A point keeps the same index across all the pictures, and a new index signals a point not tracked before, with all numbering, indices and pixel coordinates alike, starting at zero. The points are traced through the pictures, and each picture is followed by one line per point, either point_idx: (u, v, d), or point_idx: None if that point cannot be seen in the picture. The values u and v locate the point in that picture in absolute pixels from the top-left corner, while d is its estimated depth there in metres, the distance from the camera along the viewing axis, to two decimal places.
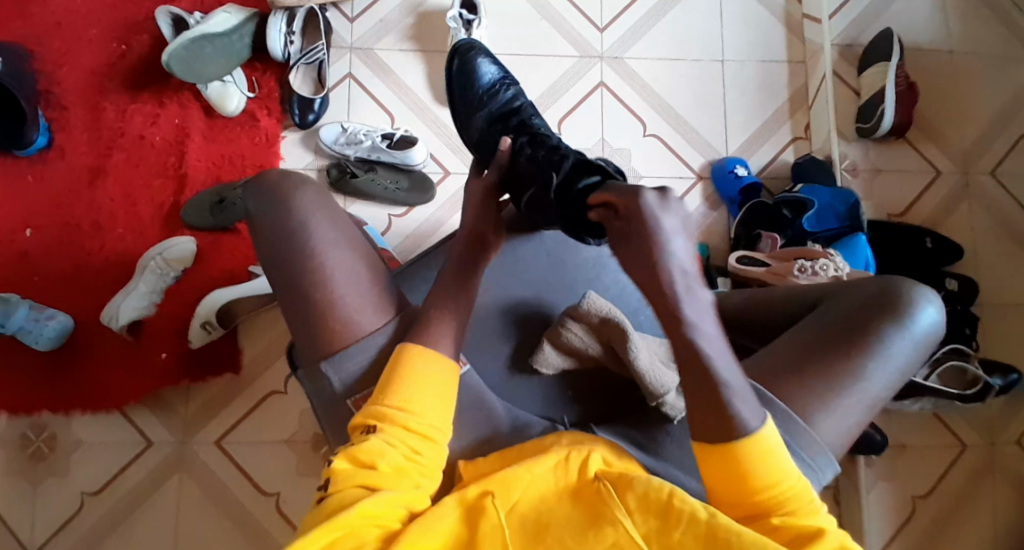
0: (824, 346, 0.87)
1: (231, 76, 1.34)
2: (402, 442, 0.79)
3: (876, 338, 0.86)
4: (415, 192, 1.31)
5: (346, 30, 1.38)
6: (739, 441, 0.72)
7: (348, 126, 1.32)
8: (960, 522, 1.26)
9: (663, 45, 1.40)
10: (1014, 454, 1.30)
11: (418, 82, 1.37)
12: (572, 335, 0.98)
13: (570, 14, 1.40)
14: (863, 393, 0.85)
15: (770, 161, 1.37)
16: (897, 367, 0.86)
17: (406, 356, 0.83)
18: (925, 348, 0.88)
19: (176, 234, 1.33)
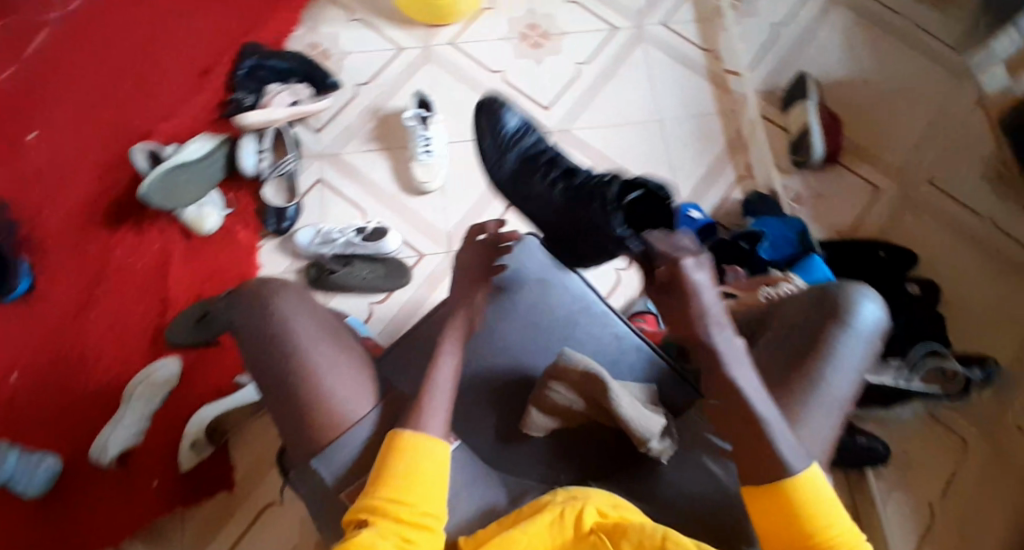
0: (784, 361, 0.92)
1: (207, 199, 1.39)
2: (395, 532, 0.82)
3: (830, 345, 0.90)
4: (392, 278, 1.35)
5: (312, 140, 1.45)
6: (788, 479, 0.80)
7: (322, 228, 1.36)
8: (981, 517, 1.28)
9: (605, 112, 1.51)
10: (1016, 438, 1.32)
11: (386, 177, 1.43)
12: (556, 393, 0.98)
13: (517, 98, 1.50)
14: (828, 403, 0.89)
15: (721, 201, 1.46)
16: (852, 369, 0.90)
17: (395, 440, 0.87)
18: (876, 345, 0.92)
19: (162, 356, 1.33)
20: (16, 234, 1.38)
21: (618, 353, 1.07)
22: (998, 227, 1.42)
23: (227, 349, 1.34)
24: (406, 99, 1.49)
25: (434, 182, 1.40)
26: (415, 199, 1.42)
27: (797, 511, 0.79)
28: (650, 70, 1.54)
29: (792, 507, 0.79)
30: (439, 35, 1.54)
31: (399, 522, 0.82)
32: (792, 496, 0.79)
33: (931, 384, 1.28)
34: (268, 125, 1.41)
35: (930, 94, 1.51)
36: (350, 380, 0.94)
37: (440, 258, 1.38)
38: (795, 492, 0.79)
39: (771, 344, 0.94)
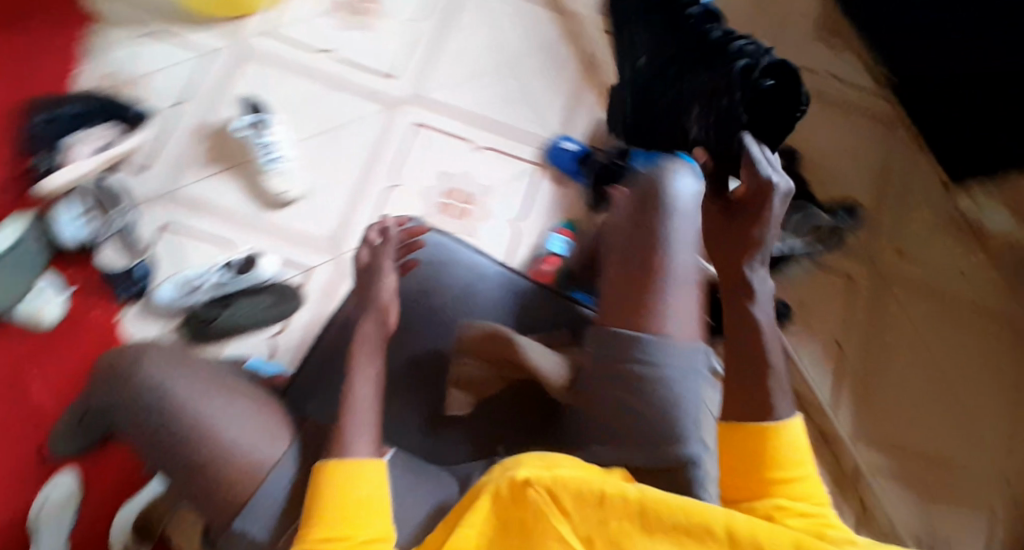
0: (639, 258, 0.89)
1: (40, 285, 1.23)
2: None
3: (661, 231, 0.89)
4: (284, 304, 1.29)
5: (137, 185, 1.32)
6: (772, 424, 0.77)
7: (185, 275, 1.28)
8: (889, 349, 1.31)
9: (450, 67, 1.44)
10: (897, 260, 1.35)
11: (241, 199, 1.34)
12: (463, 364, 0.96)
13: (358, 75, 1.42)
14: (687, 283, 0.87)
15: (590, 128, 1.43)
16: (689, 242, 0.89)
17: (326, 471, 0.81)
18: (696, 207, 0.92)
19: (53, 475, 1.18)
20: None
21: (488, 297, 1.04)
22: (856, 66, 1.43)
23: (114, 451, 1.20)
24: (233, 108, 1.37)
25: (294, 189, 1.33)
26: (283, 211, 1.34)
27: (770, 453, 0.76)
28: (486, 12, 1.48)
29: (764, 451, 0.76)
30: (245, 27, 1.41)
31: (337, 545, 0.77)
32: (772, 447, 0.76)
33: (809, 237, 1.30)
34: (78, 184, 1.27)
35: None
36: (258, 425, 0.88)
37: (327, 265, 1.33)
38: (776, 440, 0.76)
39: (614, 247, 0.92)
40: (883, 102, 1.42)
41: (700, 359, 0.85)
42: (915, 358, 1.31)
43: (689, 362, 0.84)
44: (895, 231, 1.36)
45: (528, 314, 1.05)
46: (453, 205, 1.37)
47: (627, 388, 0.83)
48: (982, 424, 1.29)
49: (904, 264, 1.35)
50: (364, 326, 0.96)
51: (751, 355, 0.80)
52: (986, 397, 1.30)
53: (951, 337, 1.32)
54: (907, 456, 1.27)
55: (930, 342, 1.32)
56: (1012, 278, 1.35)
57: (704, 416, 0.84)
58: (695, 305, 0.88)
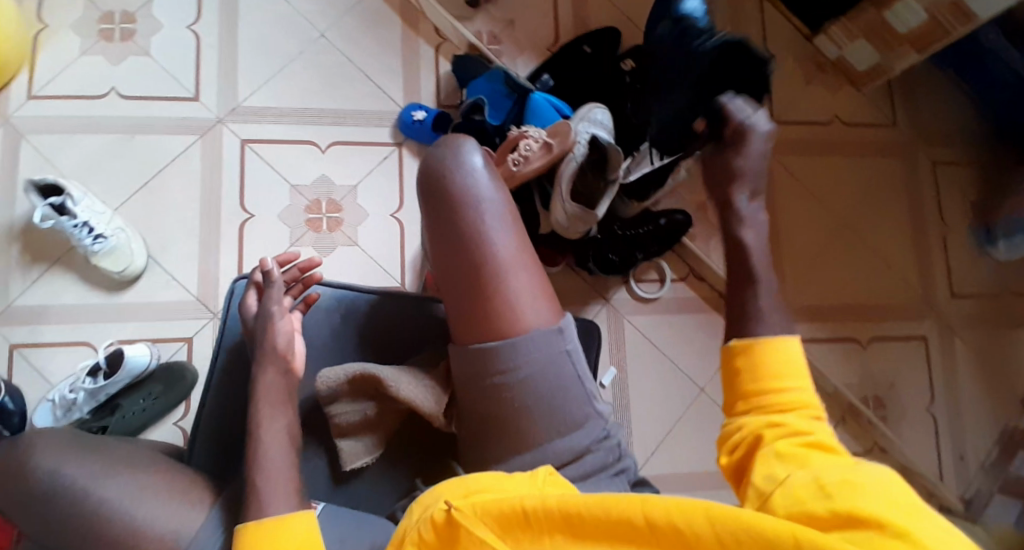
0: (457, 260, 0.83)
1: None
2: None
3: (466, 222, 0.83)
4: (175, 385, 1.16)
5: None
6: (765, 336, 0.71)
7: (54, 396, 1.12)
8: (782, 216, 1.32)
9: (261, 64, 1.28)
10: (774, 131, 1.34)
11: (83, 291, 1.19)
12: (339, 413, 0.89)
13: (162, 108, 1.25)
14: (515, 268, 0.83)
15: (437, 84, 1.30)
16: (502, 222, 0.84)
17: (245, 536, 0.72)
18: (488, 183, 0.85)
19: None
20: None
21: (370, 325, 0.97)
22: None
23: None
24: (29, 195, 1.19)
25: (131, 265, 1.17)
26: (131, 290, 1.20)
27: (762, 371, 0.70)
28: None
29: (753, 366, 0.71)
30: (11, 99, 1.22)
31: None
32: (764, 355, 0.71)
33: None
34: None
35: None
36: (170, 501, 0.76)
37: (206, 325, 1.20)
38: (769, 352, 0.71)
39: (432, 258, 0.86)
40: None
41: (558, 338, 0.83)
42: (811, 214, 1.33)
43: (549, 347, 0.82)
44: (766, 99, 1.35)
45: (413, 336, 0.97)
46: (319, 219, 1.25)
47: (497, 397, 0.82)
48: (886, 256, 1.32)
49: (779, 132, 1.34)
50: (264, 377, 0.85)
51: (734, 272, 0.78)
52: (883, 227, 1.33)
53: (840, 181, 1.34)
54: (830, 314, 1.30)
55: (817, 198, 1.33)
56: (879, 105, 1.37)
57: (577, 388, 0.84)
58: (533, 283, 0.84)
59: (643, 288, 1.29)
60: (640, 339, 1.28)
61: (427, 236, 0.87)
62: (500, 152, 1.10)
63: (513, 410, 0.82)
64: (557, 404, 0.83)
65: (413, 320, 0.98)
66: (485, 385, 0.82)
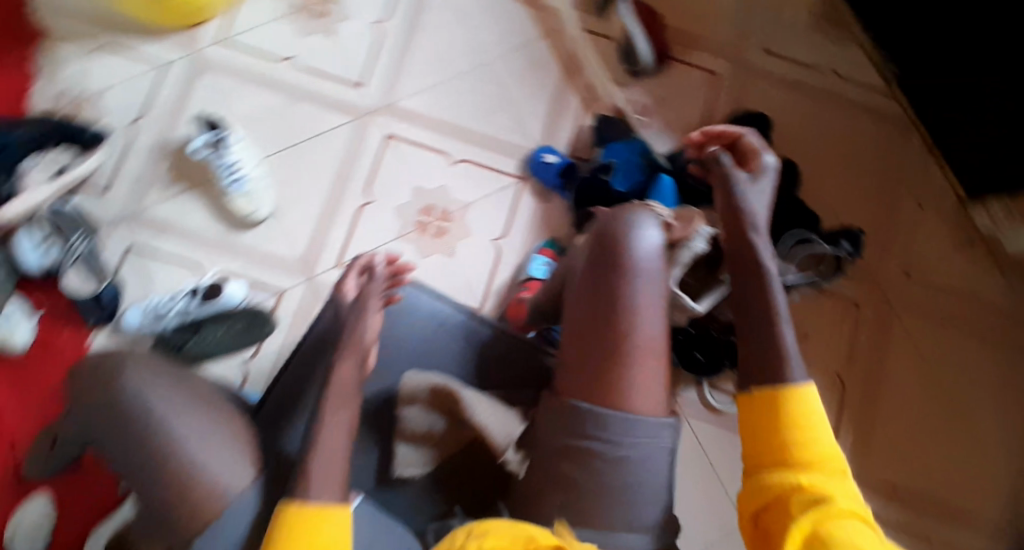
0: (597, 322, 0.83)
1: (5, 311, 1.17)
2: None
3: (624, 291, 0.83)
4: (255, 329, 1.22)
5: (100, 206, 1.27)
6: (786, 390, 0.78)
7: (150, 303, 1.21)
8: (893, 369, 1.26)
9: (424, 70, 1.36)
10: (908, 286, 1.29)
11: (206, 220, 1.28)
12: (411, 418, 1.03)
13: (324, 84, 1.35)
14: (652, 352, 0.82)
15: (574, 135, 1.35)
16: (656, 304, 0.84)
17: (283, 512, 0.73)
18: (658, 266, 0.85)
19: (23, 499, 1.13)
20: None
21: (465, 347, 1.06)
22: (840, 74, 1.38)
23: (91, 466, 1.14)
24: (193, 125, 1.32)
25: (261, 209, 1.27)
26: (248, 233, 1.28)
27: (785, 418, 0.76)
28: (458, 10, 1.39)
29: (782, 414, 0.77)
30: (201, 36, 1.35)
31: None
32: (786, 406, 0.77)
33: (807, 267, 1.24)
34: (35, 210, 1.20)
35: None
36: (218, 428, 0.81)
37: (299, 286, 1.26)
38: (794, 403, 0.77)
39: (572, 310, 0.87)
40: (892, 99, 1.38)
41: (664, 432, 0.83)
42: (926, 389, 1.26)
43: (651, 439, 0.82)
44: (906, 251, 1.31)
45: (504, 365, 1.04)
46: (428, 223, 1.30)
47: (580, 464, 0.81)
48: (993, 454, 1.24)
49: (914, 290, 1.29)
50: (343, 360, 0.87)
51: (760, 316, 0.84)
52: (1001, 428, 1.25)
53: (967, 364, 1.27)
54: (910, 498, 1.21)
55: (936, 372, 1.26)
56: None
57: (660, 486, 0.83)
58: (659, 373, 0.83)
59: (717, 396, 1.26)
60: (698, 449, 1.24)
61: (576, 287, 0.88)
62: None
63: (591, 488, 0.81)
64: (630, 495, 0.81)
65: (503, 356, 1.05)
66: (573, 449, 0.82)
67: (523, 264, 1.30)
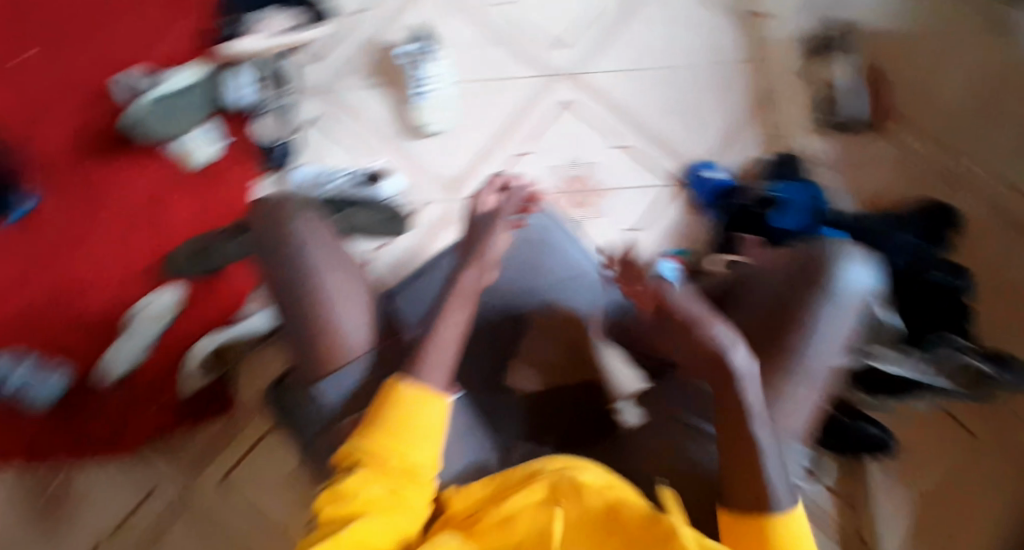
0: (770, 337, 0.88)
1: (201, 128, 1.41)
2: (383, 480, 0.84)
3: (810, 323, 0.87)
4: (389, 224, 1.39)
5: (308, 74, 1.48)
6: (777, 514, 0.79)
7: (319, 168, 1.41)
8: (986, 512, 1.24)
9: (625, 55, 1.47)
10: None
11: (385, 117, 1.46)
12: (536, 345, 1.06)
13: (527, 37, 1.49)
14: (813, 383, 0.88)
15: (746, 161, 1.41)
16: (839, 344, 0.88)
17: (393, 386, 0.87)
18: (856, 312, 0.88)
19: (163, 282, 1.38)
20: (29, 157, 1.44)
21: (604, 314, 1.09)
22: None
23: (230, 279, 1.38)
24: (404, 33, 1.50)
25: (433, 124, 1.43)
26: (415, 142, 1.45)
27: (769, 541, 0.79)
28: (676, 10, 1.48)
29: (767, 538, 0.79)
30: None
31: (387, 469, 0.84)
32: (772, 532, 0.79)
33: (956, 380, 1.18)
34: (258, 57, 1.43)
35: (978, 57, 1.44)
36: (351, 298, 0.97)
37: (442, 203, 1.43)
38: (780, 530, 0.79)
39: (754, 315, 0.91)
40: None
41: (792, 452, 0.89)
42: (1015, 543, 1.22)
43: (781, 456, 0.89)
44: None
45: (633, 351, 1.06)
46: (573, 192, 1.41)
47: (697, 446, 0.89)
48: None
49: None
50: (468, 271, 0.96)
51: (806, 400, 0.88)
52: None
53: None
54: None
55: None
56: None
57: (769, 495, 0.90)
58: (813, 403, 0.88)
59: None
60: None
61: (767, 296, 0.91)
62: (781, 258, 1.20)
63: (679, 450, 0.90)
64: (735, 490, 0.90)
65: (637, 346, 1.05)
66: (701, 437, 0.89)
67: (645, 260, 1.37)
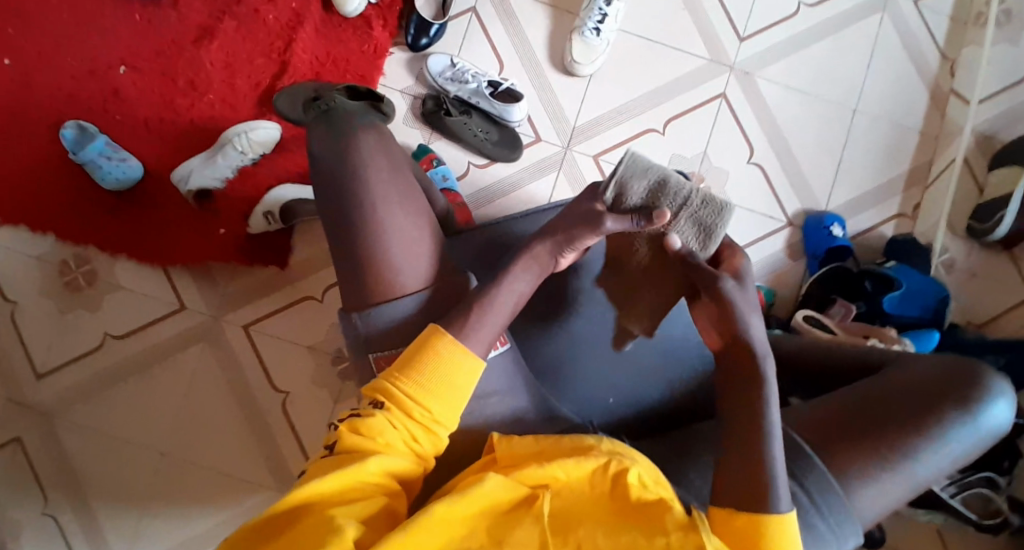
0: (888, 418, 0.89)
1: None
2: (405, 426, 0.83)
3: (934, 426, 0.88)
4: (505, 147, 1.35)
5: None
6: (767, 515, 0.81)
7: (456, 63, 1.36)
8: None
9: (803, 73, 1.38)
10: None
11: (539, 39, 1.39)
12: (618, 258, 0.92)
13: (716, 14, 1.39)
14: (907, 477, 0.88)
15: (867, 229, 1.34)
16: (948, 458, 0.89)
17: (434, 339, 0.85)
18: (984, 446, 0.91)
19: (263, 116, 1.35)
20: None
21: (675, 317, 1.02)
22: None
23: None
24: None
25: (584, 66, 1.35)
26: (562, 79, 1.38)
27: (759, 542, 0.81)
28: (875, 49, 1.39)
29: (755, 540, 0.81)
30: None
31: (412, 417, 0.83)
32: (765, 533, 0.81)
33: (976, 510, 1.18)
34: None
35: None
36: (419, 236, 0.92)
37: (557, 149, 1.36)
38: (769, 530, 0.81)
39: (873, 389, 0.91)
40: None
41: (850, 532, 0.87)
42: None
43: (842, 530, 0.87)
44: None
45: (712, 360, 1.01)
46: None
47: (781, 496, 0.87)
48: None
49: None
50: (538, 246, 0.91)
51: (894, 497, 0.88)
52: None
53: None
54: None
55: None
56: None
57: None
58: (894, 495, 0.88)
59: None
60: None
61: (896, 381, 0.92)
62: (864, 336, 1.16)
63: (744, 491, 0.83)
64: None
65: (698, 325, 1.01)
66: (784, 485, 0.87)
67: None
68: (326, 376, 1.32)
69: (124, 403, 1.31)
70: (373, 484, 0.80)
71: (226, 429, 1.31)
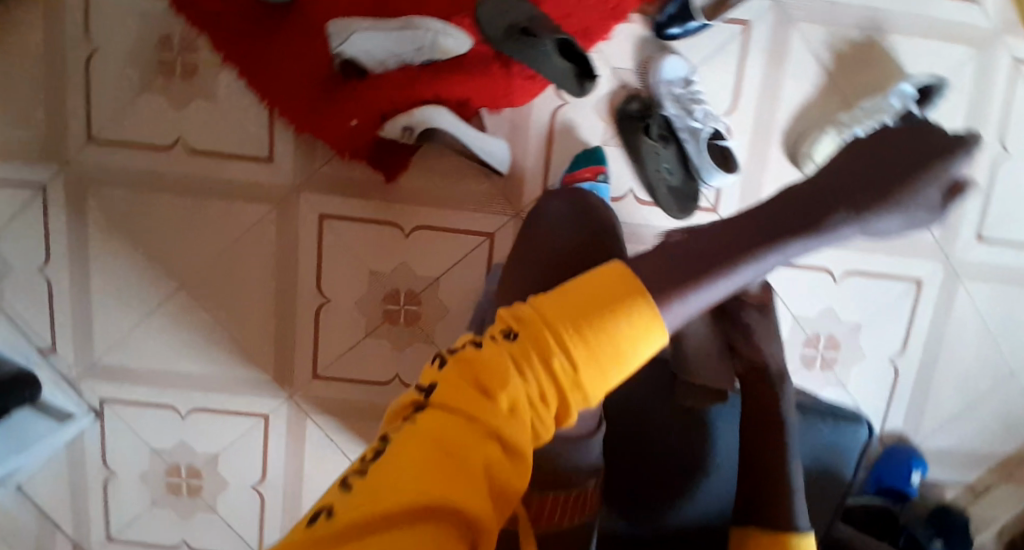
0: None
1: None
2: (538, 379, 0.66)
3: None
4: (681, 201, 1.16)
5: None
6: None
7: (690, 80, 1.12)
8: None
9: (1002, 308, 1.22)
10: None
11: (788, 105, 1.16)
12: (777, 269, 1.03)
13: (974, 196, 1.18)
14: None
15: (933, 480, 1.28)
16: None
17: (613, 277, 0.69)
18: None
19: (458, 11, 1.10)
20: None
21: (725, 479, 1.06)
22: None
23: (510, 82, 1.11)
24: (920, 73, 1.14)
25: (813, 167, 1.15)
26: (780, 161, 1.17)
27: None
28: None
29: None
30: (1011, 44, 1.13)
31: (549, 367, 0.66)
32: None
33: None
34: None
35: None
36: None
37: None
38: None
39: None
40: None
41: None
42: None
43: None
44: None
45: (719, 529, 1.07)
46: (812, 352, 1.22)
47: None
48: None
49: None
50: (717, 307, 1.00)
51: None
52: None
53: None
54: None
55: None
56: None
57: None
58: None
59: None
60: None
61: None
62: None
63: None
64: None
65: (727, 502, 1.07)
66: None
67: None
68: (371, 308, 1.22)
69: (164, 217, 1.18)
70: (466, 466, 0.63)
71: (250, 298, 1.21)
